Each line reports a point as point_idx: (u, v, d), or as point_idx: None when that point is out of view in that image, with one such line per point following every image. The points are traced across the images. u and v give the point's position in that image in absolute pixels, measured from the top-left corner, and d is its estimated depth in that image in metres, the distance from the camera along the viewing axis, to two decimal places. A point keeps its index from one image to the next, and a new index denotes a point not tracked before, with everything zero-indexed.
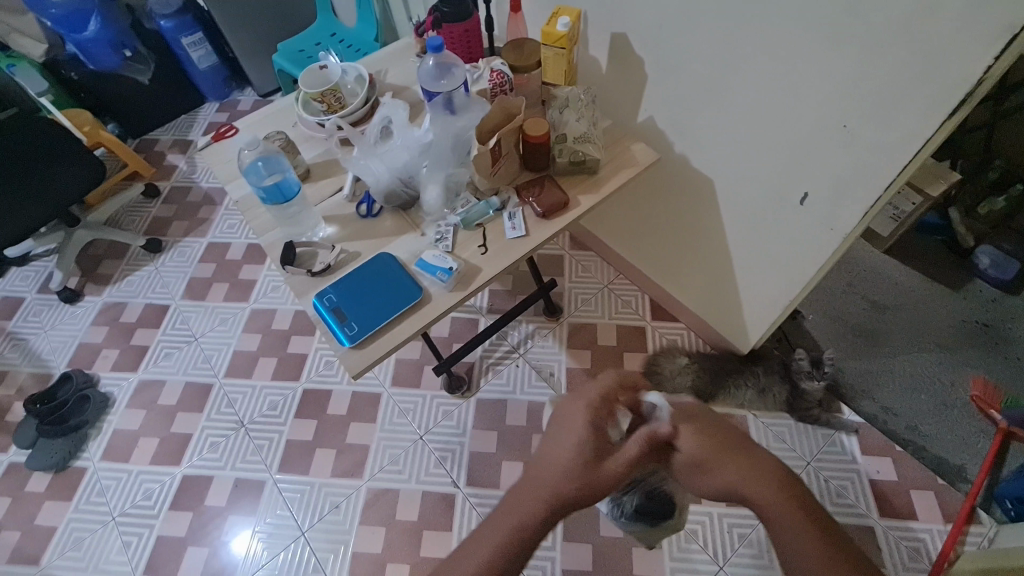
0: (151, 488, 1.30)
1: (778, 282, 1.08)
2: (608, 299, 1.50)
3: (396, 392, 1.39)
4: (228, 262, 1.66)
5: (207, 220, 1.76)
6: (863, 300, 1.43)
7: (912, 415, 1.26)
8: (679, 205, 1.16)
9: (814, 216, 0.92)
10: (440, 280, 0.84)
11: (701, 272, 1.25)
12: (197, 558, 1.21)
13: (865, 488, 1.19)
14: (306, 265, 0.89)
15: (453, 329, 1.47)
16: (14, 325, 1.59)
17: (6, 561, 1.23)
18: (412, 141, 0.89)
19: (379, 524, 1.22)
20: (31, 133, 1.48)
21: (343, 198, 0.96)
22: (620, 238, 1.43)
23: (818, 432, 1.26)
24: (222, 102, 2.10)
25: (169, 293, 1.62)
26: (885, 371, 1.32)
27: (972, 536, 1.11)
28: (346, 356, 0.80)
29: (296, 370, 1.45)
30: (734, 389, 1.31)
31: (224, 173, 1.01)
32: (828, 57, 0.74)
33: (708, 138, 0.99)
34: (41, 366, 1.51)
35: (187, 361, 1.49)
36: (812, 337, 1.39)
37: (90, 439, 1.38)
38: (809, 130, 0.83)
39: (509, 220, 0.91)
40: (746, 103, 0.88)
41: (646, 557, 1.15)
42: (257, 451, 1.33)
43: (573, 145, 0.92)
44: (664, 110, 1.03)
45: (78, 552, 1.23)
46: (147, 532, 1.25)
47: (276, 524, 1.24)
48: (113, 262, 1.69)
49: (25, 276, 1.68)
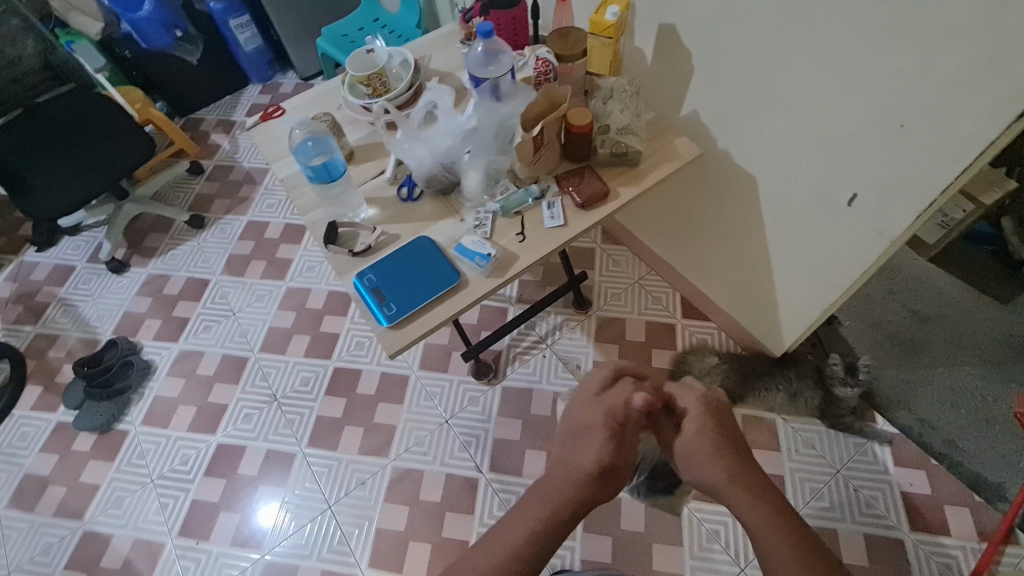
0: (188, 454, 1.36)
1: (819, 285, 1.05)
2: (638, 295, 1.49)
3: (424, 375, 1.42)
4: (266, 241, 1.71)
5: (248, 199, 1.81)
6: (903, 309, 1.39)
7: (950, 429, 1.22)
8: (720, 202, 1.14)
9: (862, 218, 0.89)
10: (478, 265, 0.85)
11: (737, 272, 1.23)
12: (228, 524, 1.26)
13: (896, 500, 1.16)
14: (347, 245, 0.91)
15: (482, 316, 1.48)
16: (65, 292, 1.66)
17: (53, 514, 1.30)
18: (456, 127, 0.89)
19: (403, 503, 1.25)
20: (90, 111, 1.55)
21: (385, 180, 0.97)
22: (655, 234, 1.41)
23: (849, 440, 1.23)
24: (265, 85, 2.14)
25: (209, 268, 1.67)
26: (924, 383, 1.28)
27: (1008, 557, 1.08)
28: (383, 336, 0.81)
29: (328, 349, 1.48)
30: (765, 392, 1.28)
31: (271, 152, 1.04)
32: (886, 53, 0.71)
33: (754, 134, 0.97)
34: (88, 331, 1.58)
35: (225, 335, 1.54)
36: (847, 343, 1.36)
37: (132, 403, 1.45)
38: (862, 129, 0.80)
39: (548, 209, 0.91)
40: (796, 99, 0.86)
41: (667, 554, 1.15)
42: (288, 425, 1.37)
43: (616, 136, 0.91)
44: (709, 104, 1.01)
45: (118, 510, 1.30)
46: (183, 495, 1.30)
47: (304, 496, 1.28)
48: (158, 236, 1.76)
49: (76, 245, 1.76)
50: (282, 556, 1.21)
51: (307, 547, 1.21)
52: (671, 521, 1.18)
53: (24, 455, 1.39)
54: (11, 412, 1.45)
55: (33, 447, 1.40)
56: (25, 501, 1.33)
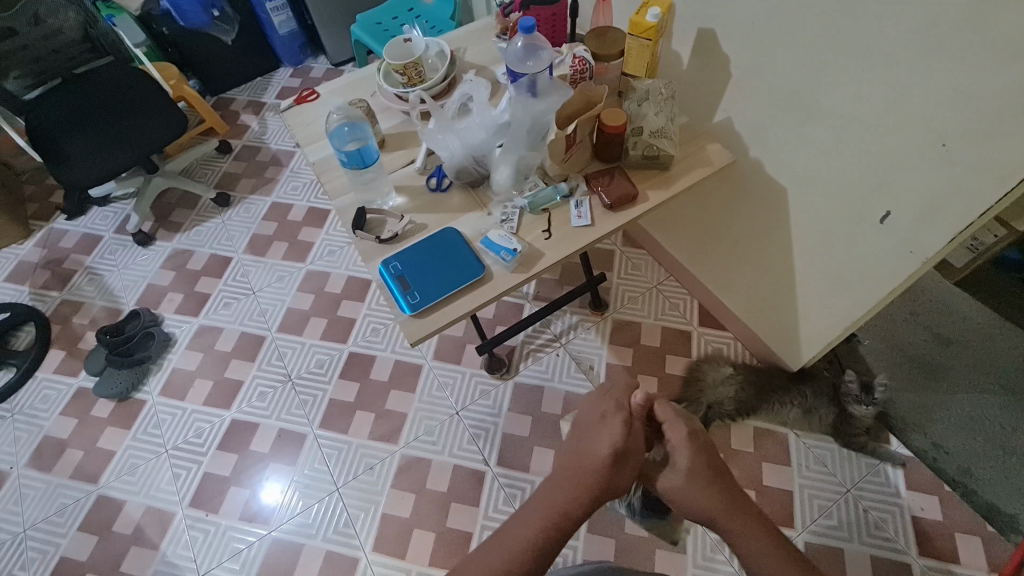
0: (202, 427, 1.38)
1: (844, 301, 1.04)
2: (656, 299, 1.49)
3: (437, 365, 1.42)
4: (289, 223, 1.72)
5: (273, 180, 1.83)
6: (926, 331, 1.36)
7: (966, 456, 1.21)
8: (747, 211, 1.13)
9: (894, 236, 0.88)
10: (503, 260, 0.86)
11: (759, 283, 1.22)
12: (238, 499, 1.28)
13: (906, 524, 1.15)
14: (374, 232, 0.92)
15: (498, 311, 1.49)
16: (91, 261, 1.70)
17: (69, 476, 1.34)
18: (489, 120, 0.90)
19: (410, 490, 1.26)
20: (126, 84, 1.57)
21: (415, 169, 0.98)
22: (677, 240, 1.41)
23: (862, 461, 1.22)
24: (296, 68, 2.16)
25: (232, 246, 1.69)
26: (941, 408, 1.26)
27: None
28: (406, 324, 0.82)
29: (345, 333, 1.50)
30: (778, 407, 1.28)
31: (304, 136, 1.05)
32: (932, 71, 0.70)
33: (788, 144, 0.96)
34: (113, 300, 1.61)
35: (244, 313, 1.56)
36: (865, 361, 1.34)
37: (151, 373, 1.47)
38: (902, 146, 0.79)
39: (576, 208, 0.91)
40: (836, 111, 0.85)
41: (669, 560, 1.14)
42: (301, 406, 1.39)
43: (648, 138, 0.90)
44: (744, 113, 1.00)
45: (132, 477, 1.32)
46: (195, 467, 1.33)
47: (313, 476, 1.29)
48: (185, 211, 1.78)
49: (105, 216, 1.79)
50: (289, 534, 1.23)
51: (313, 526, 1.23)
52: (675, 528, 1.18)
53: (45, 417, 1.43)
54: (33, 375, 1.49)
55: (54, 410, 1.43)
56: (43, 462, 1.36)
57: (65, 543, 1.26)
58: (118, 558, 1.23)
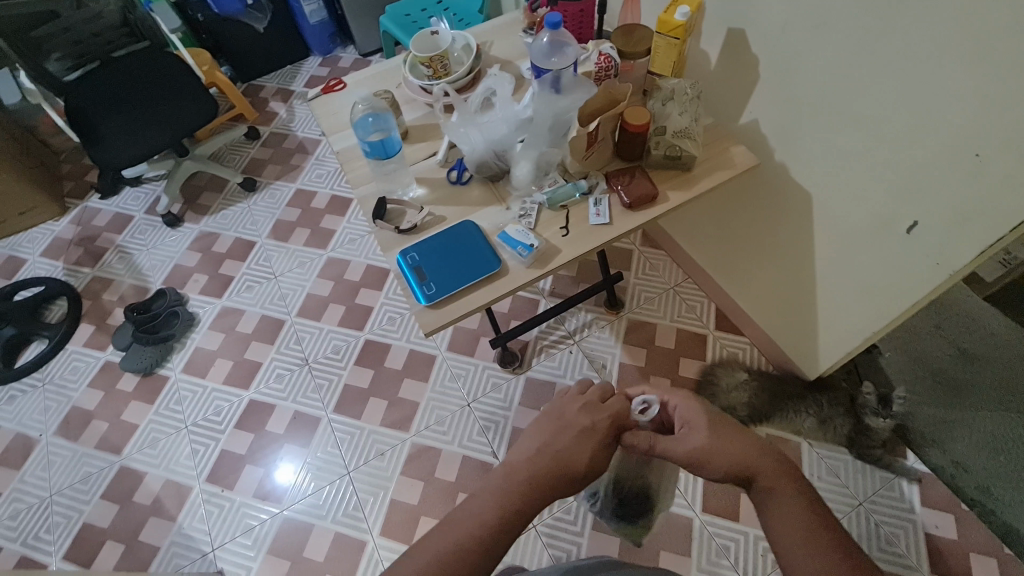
0: (221, 406, 1.42)
1: (864, 311, 1.02)
2: (672, 301, 1.48)
3: (451, 356, 1.44)
4: (312, 210, 1.75)
5: (298, 167, 1.86)
6: (950, 346, 1.33)
7: (986, 476, 1.18)
8: (770, 214, 1.11)
9: (920, 247, 0.86)
10: (520, 255, 0.86)
11: (780, 289, 1.20)
12: (252, 477, 1.32)
13: (919, 541, 1.12)
14: (394, 222, 0.93)
15: (513, 306, 1.49)
16: (123, 239, 1.75)
17: (94, 446, 1.39)
18: (512, 115, 0.91)
19: (419, 478, 1.28)
20: (160, 68, 1.61)
21: (436, 162, 0.99)
22: (698, 241, 1.39)
23: (877, 474, 1.20)
24: (325, 57, 2.18)
25: (256, 231, 1.73)
26: (962, 425, 1.23)
27: None
28: (421, 314, 0.83)
29: (362, 320, 1.52)
30: (793, 414, 1.27)
31: (330, 124, 1.07)
32: (968, 78, 0.69)
33: (817, 148, 0.94)
34: (141, 279, 1.66)
35: (265, 296, 1.59)
36: (884, 373, 1.31)
37: (174, 351, 1.52)
38: (934, 155, 0.77)
39: (595, 206, 0.91)
40: (867, 116, 0.83)
41: (675, 563, 1.14)
42: (317, 390, 1.42)
43: (671, 138, 0.90)
44: (770, 115, 0.99)
45: (153, 450, 1.37)
46: (213, 444, 1.37)
47: (325, 459, 1.32)
48: (212, 195, 1.83)
49: (136, 196, 1.85)
50: (300, 514, 1.26)
51: (324, 507, 1.26)
52: (681, 530, 1.17)
53: (73, 387, 1.48)
54: (64, 346, 1.55)
55: (82, 382, 1.49)
56: (70, 431, 1.42)
57: (88, 510, 1.31)
58: (137, 528, 1.28)
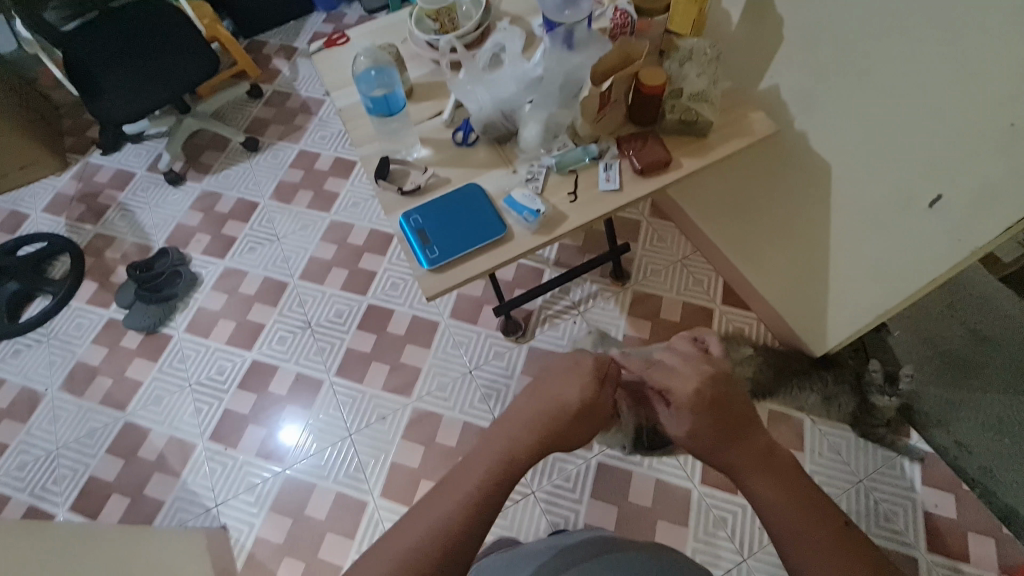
0: (224, 366, 1.43)
1: (876, 289, 0.98)
2: (680, 274, 1.45)
3: (453, 323, 1.43)
4: (316, 171, 1.72)
5: (302, 127, 1.82)
6: (962, 327, 1.29)
7: (989, 457, 1.17)
8: (787, 185, 1.07)
9: (942, 223, 0.82)
10: (526, 221, 0.84)
11: (791, 264, 1.17)
12: (255, 437, 1.33)
13: (917, 519, 1.13)
14: (397, 182, 0.90)
15: (518, 274, 1.47)
16: (125, 197, 1.73)
17: (99, 402, 1.40)
18: (522, 73, 0.87)
19: (420, 442, 1.29)
20: (158, 19, 1.56)
21: (442, 122, 0.95)
22: (709, 213, 1.36)
23: (878, 452, 1.20)
24: (329, 13, 2.10)
25: (259, 191, 1.70)
26: (969, 406, 1.22)
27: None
28: (423, 278, 0.82)
29: (364, 286, 1.51)
30: (798, 391, 1.26)
31: (332, 80, 1.03)
32: (1012, 40, 0.64)
33: (842, 115, 0.89)
34: (143, 237, 1.65)
35: (268, 258, 1.58)
36: (893, 353, 1.28)
37: (177, 310, 1.52)
38: (967, 122, 0.73)
39: (605, 171, 0.87)
40: (899, 81, 0.78)
41: (671, 533, 1.15)
42: (319, 352, 1.42)
43: (687, 102, 0.86)
44: (795, 80, 0.95)
45: (157, 407, 1.39)
46: (217, 403, 1.38)
47: (327, 421, 1.33)
48: (214, 153, 1.79)
49: (138, 153, 1.82)
50: (302, 473, 1.28)
51: (325, 468, 1.27)
52: (679, 500, 1.18)
53: (78, 344, 1.49)
54: (68, 303, 1.55)
55: (86, 338, 1.50)
56: (76, 386, 1.43)
57: (94, 463, 1.33)
58: (142, 482, 1.30)
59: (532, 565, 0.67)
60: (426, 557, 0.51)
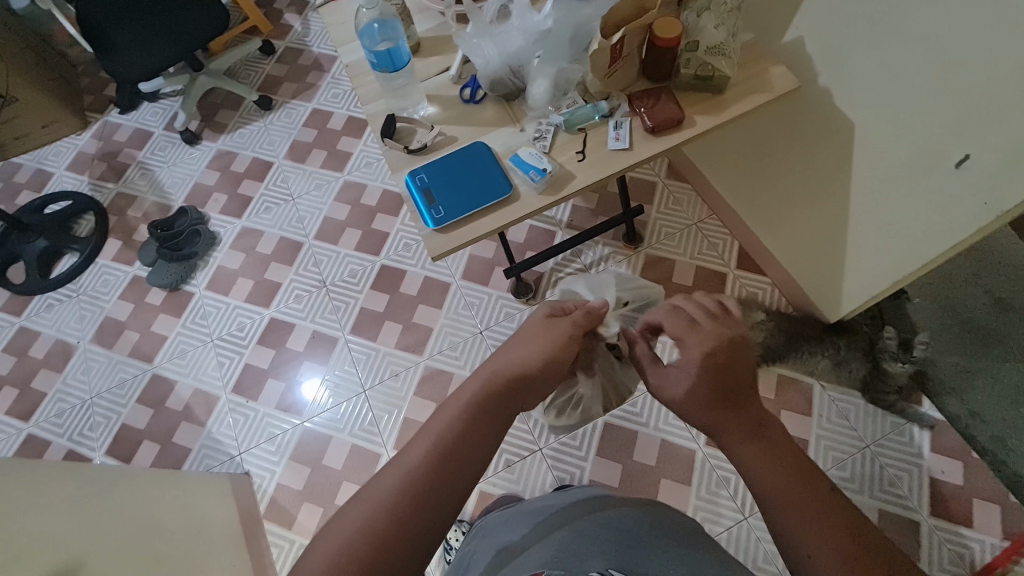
0: (244, 322, 1.48)
1: (896, 254, 0.95)
2: (694, 237, 1.43)
3: (465, 284, 1.44)
4: (329, 131, 1.71)
5: (314, 85, 1.80)
6: (986, 295, 1.25)
7: (1003, 426, 1.15)
8: (808, 143, 1.03)
9: (969, 185, 0.78)
10: (532, 180, 0.83)
11: (809, 228, 1.14)
12: (275, 390, 1.38)
13: (922, 484, 1.13)
14: (403, 141, 0.90)
15: (529, 236, 1.46)
16: (143, 156, 1.76)
17: (127, 354, 1.47)
18: (530, 25, 0.83)
19: (431, 399, 1.32)
20: None
21: (449, 78, 0.94)
22: (726, 174, 1.32)
23: (887, 418, 1.19)
24: None
25: (273, 151, 1.71)
26: (986, 374, 1.19)
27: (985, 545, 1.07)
28: (429, 237, 0.82)
29: (377, 246, 1.52)
30: (807, 356, 1.23)
31: (338, 35, 1.01)
32: None
33: (869, 69, 0.85)
34: (163, 196, 1.69)
35: (283, 217, 1.60)
36: (910, 320, 1.26)
37: (198, 268, 1.56)
38: (1002, 76, 0.68)
39: (615, 129, 0.85)
40: (932, 32, 0.74)
41: (674, 490, 1.18)
42: (334, 311, 1.45)
43: (704, 55, 0.82)
44: (821, 31, 0.90)
45: (182, 360, 1.45)
46: (237, 358, 1.43)
47: (343, 377, 1.37)
48: (229, 112, 1.80)
49: (155, 112, 1.83)
50: (320, 426, 1.33)
51: (341, 421, 1.33)
52: (683, 460, 1.20)
53: (105, 299, 1.55)
54: (94, 260, 1.60)
55: (112, 293, 1.56)
56: (105, 340, 1.50)
57: (125, 412, 1.41)
58: (170, 431, 1.37)
59: (525, 526, 0.68)
60: (417, 490, 0.54)
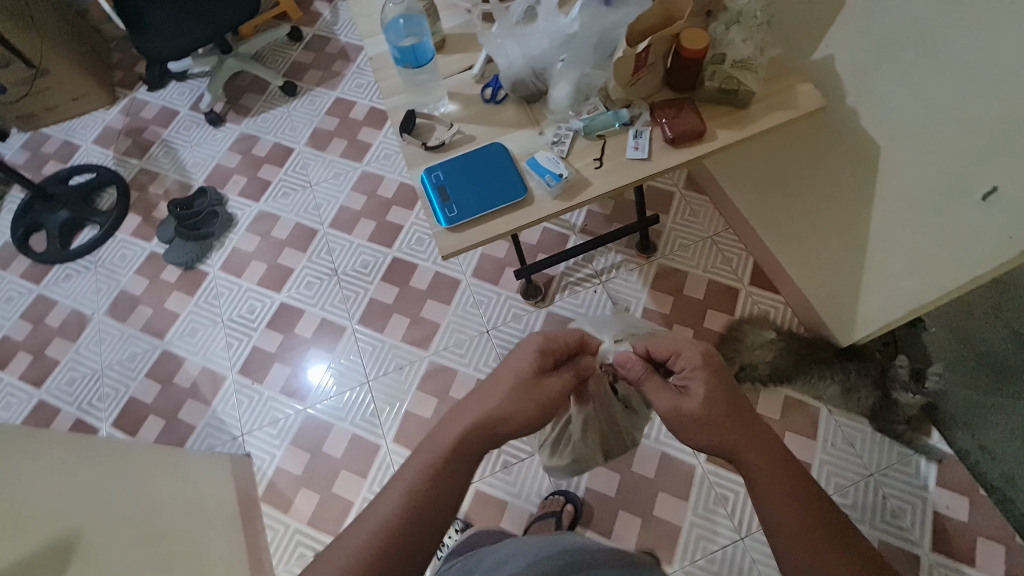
0: (255, 305, 1.49)
1: (915, 282, 0.93)
2: (708, 250, 1.41)
3: (475, 282, 1.44)
4: (351, 120, 1.72)
5: (339, 74, 1.81)
6: (1005, 329, 1.22)
7: (1015, 464, 1.12)
8: (831, 163, 1.01)
9: (995, 217, 0.76)
10: (548, 184, 0.82)
11: (827, 249, 1.11)
12: (280, 374, 1.40)
13: (926, 517, 1.11)
14: (422, 138, 0.90)
15: (542, 238, 1.46)
16: (168, 134, 1.78)
17: (140, 329, 1.50)
18: (556, 28, 0.82)
19: (433, 394, 1.33)
20: None
21: (471, 77, 0.93)
22: (746, 189, 1.30)
23: (894, 448, 1.17)
24: None
25: (295, 137, 1.72)
26: (1000, 410, 1.16)
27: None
28: (441, 235, 0.82)
29: (391, 239, 1.53)
30: (817, 380, 1.23)
31: (364, 27, 1.01)
32: None
33: (899, 92, 0.83)
34: (184, 175, 1.71)
35: (300, 204, 1.61)
36: (925, 350, 1.23)
37: (213, 249, 1.58)
38: None
39: (634, 138, 0.84)
40: (966, 59, 0.72)
41: (671, 504, 1.17)
42: (344, 300, 1.46)
43: (729, 69, 0.81)
44: (852, 50, 0.88)
45: (192, 338, 1.47)
46: (246, 340, 1.45)
47: (348, 366, 1.38)
48: (254, 96, 1.81)
49: (182, 91, 1.86)
50: (323, 413, 1.34)
51: (343, 410, 1.34)
52: (681, 475, 1.19)
53: (122, 273, 1.58)
54: (114, 234, 1.63)
55: (130, 268, 1.58)
56: (119, 313, 1.52)
57: (134, 386, 1.43)
58: (176, 408, 1.39)
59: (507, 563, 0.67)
60: None
